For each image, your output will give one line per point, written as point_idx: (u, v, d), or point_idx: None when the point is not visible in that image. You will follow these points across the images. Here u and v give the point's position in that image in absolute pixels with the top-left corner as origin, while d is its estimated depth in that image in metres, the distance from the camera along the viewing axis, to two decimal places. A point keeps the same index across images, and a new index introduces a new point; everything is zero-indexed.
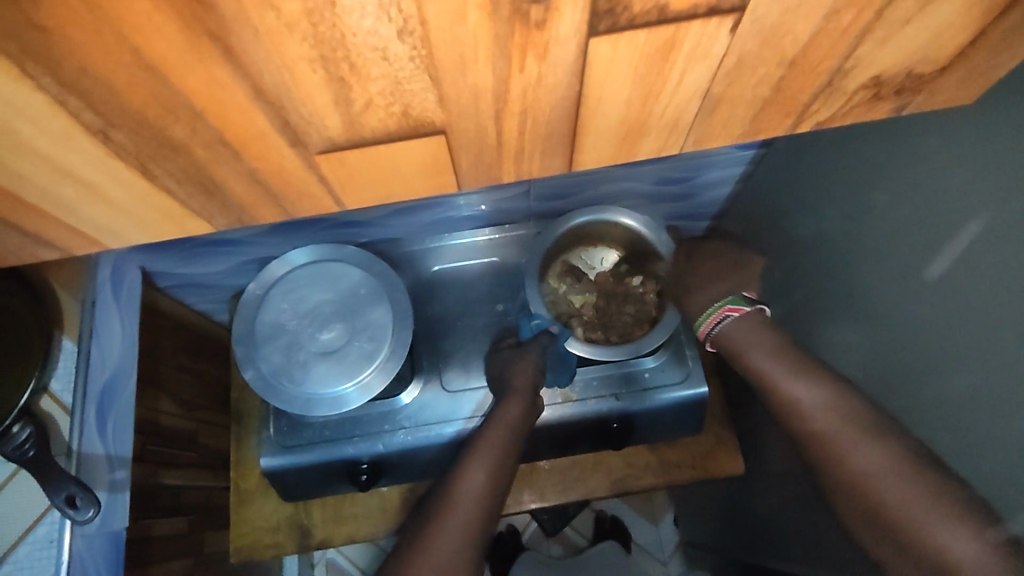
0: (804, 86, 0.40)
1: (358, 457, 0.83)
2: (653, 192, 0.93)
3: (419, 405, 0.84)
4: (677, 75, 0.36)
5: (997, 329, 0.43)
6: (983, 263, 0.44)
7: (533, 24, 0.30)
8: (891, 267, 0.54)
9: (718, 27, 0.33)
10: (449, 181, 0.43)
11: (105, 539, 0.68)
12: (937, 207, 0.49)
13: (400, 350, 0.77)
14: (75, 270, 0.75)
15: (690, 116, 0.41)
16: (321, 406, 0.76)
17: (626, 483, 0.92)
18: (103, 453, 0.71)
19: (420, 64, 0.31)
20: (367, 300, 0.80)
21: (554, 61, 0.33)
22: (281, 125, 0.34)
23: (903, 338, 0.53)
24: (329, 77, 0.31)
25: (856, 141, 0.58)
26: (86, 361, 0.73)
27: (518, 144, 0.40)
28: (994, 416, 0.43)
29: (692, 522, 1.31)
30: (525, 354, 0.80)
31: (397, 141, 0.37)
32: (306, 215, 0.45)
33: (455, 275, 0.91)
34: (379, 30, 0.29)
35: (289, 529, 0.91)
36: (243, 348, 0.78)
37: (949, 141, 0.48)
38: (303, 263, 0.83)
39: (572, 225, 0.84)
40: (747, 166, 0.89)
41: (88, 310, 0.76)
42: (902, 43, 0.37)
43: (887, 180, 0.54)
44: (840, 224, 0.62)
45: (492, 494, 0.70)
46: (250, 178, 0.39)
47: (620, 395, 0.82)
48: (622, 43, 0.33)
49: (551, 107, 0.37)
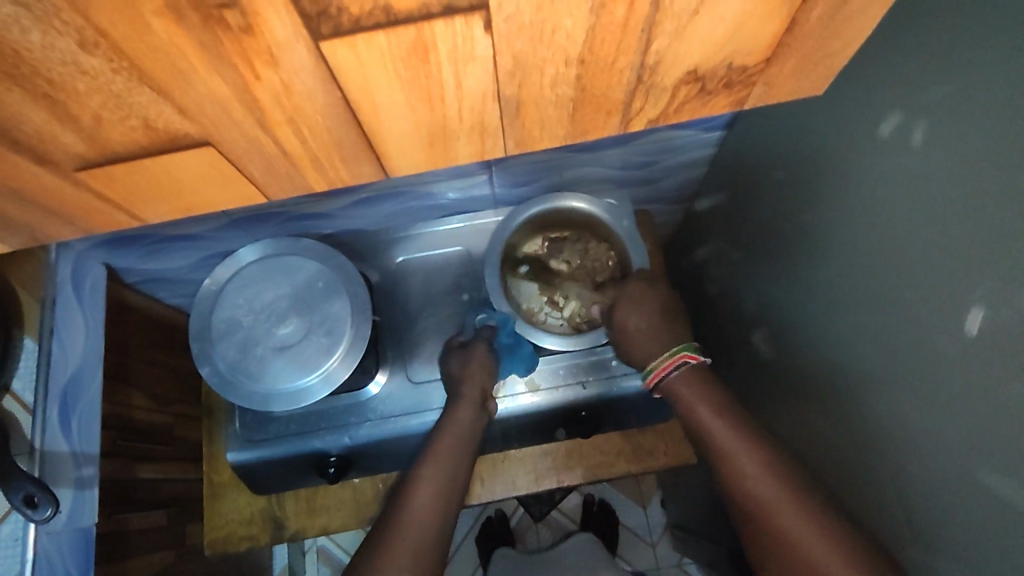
0: (613, 83, 0.37)
1: (326, 449, 0.81)
2: (619, 175, 0.89)
3: (385, 396, 0.82)
4: (453, 78, 0.33)
5: (972, 333, 0.40)
6: (964, 273, 0.40)
7: (237, 30, 0.27)
8: (867, 259, 0.50)
9: (468, 26, 0.30)
10: (253, 192, 0.41)
11: (74, 535, 0.66)
12: (916, 203, 0.44)
13: (360, 343, 0.75)
14: (35, 268, 0.70)
15: (495, 118, 0.38)
16: (280, 402, 0.74)
17: (600, 472, 0.89)
18: (68, 451, 0.69)
19: (129, 76, 0.29)
20: (324, 293, 0.77)
21: (290, 68, 0.30)
22: (11, 145, 0.32)
23: (879, 332, 0.49)
24: (30, 95, 0.29)
25: (824, 111, 0.54)
26: (47, 360, 0.70)
27: (308, 153, 0.37)
28: (976, 437, 0.41)
29: (677, 505, 1.29)
30: (473, 353, 0.77)
31: (163, 155, 0.35)
32: (116, 230, 0.43)
33: (422, 264, 0.88)
34: (54, 43, 0.26)
35: (263, 521, 0.88)
36: (198, 345, 0.75)
37: (922, 125, 0.43)
38: (254, 259, 0.80)
39: (532, 214, 0.80)
40: (713, 148, 0.85)
41: (49, 309, 0.71)
42: (703, 35, 0.34)
43: (854, 158, 0.51)
44: (815, 213, 0.58)
45: (446, 500, 0.66)
46: (16, 199, 0.36)
47: (587, 383, 0.81)
48: (362, 46, 0.30)
49: (322, 116, 0.34)
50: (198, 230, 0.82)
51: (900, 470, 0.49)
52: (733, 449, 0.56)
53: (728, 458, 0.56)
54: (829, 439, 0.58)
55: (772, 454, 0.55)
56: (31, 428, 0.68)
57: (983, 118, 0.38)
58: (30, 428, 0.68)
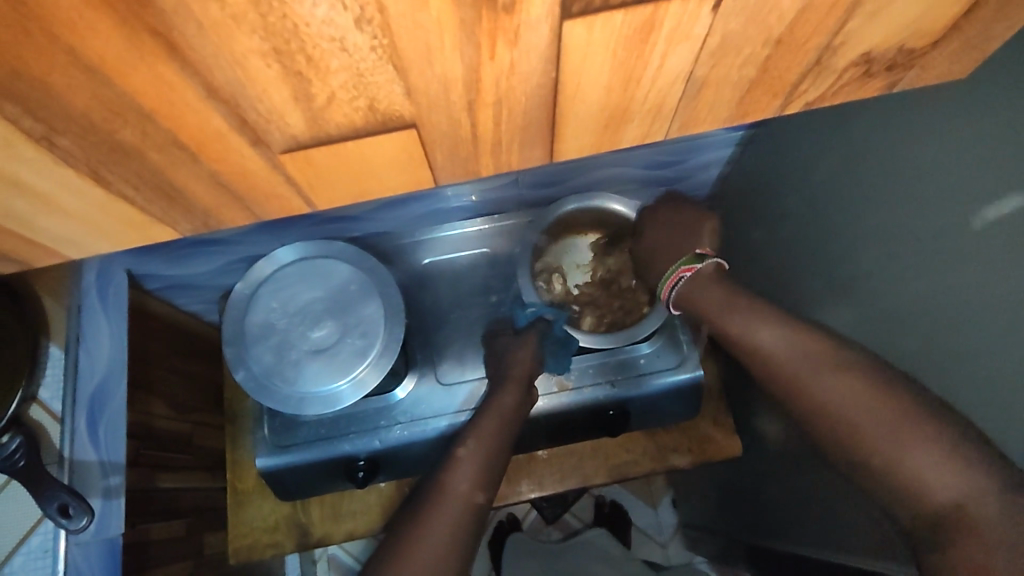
0: (792, 66, 0.38)
1: (355, 454, 0.78)
2: (641, 177, 0.88)
3: (415, 399, 0.79)
4: (658, 58, 0.34)
5: (1002, 304, 0.41)
6: (985, 289, 0.43)
7: (501, 7, 0.28)
8: (882, 261, 0.53)
9: (699, 5, 0.31)
10: (425, 177, 0.41)
11: (103, 545, 0.64)
12: (933, 209, 0.47)
13: (394, 345, 0.73)
14: (61, 275, 0.69)
15: (675, 100, 0.39)
16: (315, 405, 0.72)
17: (625, 470, 0.89)
18: (96, 460, 0.66)
19: (382, 54, 0.29)
20: (358, 295, 0.76)
21: (526, 47, 0.31)
22: (238, 124, 0.32)
23: (896, 331, 0.52)
24: (285, 71, 0.29)
25: (845, 118, 0.57)
26: (74, 368, 0.68)
27: (494, 136, 0.38)
28: (1004, 405, 0.42)
29: (690, 505, 1.30)
30: (526, 341, 0.77)
31: (366, 137, 0.35)
32: (276, 217, 0.43)
33: (447, 267, 0.86)
34: (334, 18, 0.27)
35: (288, 528, 0.86)
36: (232, 349, 0.74)
37: (960, 115, 0.45)
38: (291, 261, 0.79)
39: (563, 212, 0.80)
40: (737, 147, 0.85)
41: (74, 315, 0.70)
42: (893, 17, 0.36)
43: (876, 158, 0.53)
44: (837, 219, 0.59)
45: (488, 484, 0.65)
46: (211, 181, 0.37)
47: (616, 381, 0.79)
48: (598, 26, 0.31)
49: (527, 97, 0.35)
50: (224, 234, 0.80)
51: None
52: (770, 343, 0.53)
53: (775, 359, 0.52)
54: None
55: (809, 335, 0.52)
56: (60, 437, 0.66)
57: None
58: (59, 437, 0.66)
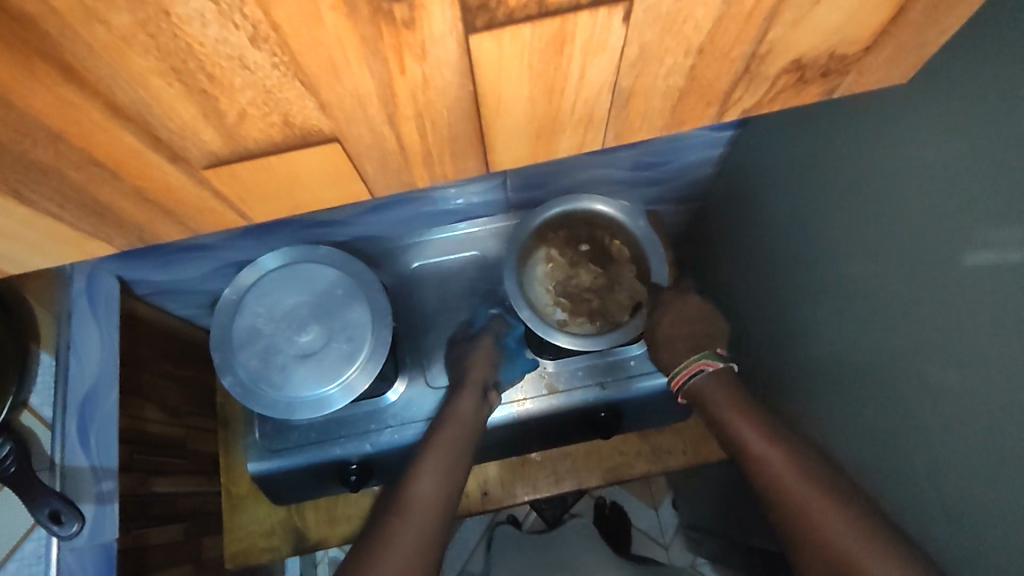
0: (720, 74, 0.38)
1: (347, 457, 0.78)
2: (627, 177, 0.86)
3: (405, 403, 0.79)
4: (577, 70, 0.34)
5: (981, 305, 0.42)
6: (964, 290, 0.43)
7: (400, 23, 0.28)
8: (867, 259, 0.53)
9: (609, 17, 0.31)
10: (362, 187, 0.41)
11: (97, 551, 0.62)
12: (914, 211, 0.47)
13: (382, 348, 0.74)
14: (51, 281, 0.65)
15: (604, 109, 0.39)
16: (304, 410, 0.72)
17: (621, 473, 0.88)
18: (88, 466, 0.63)
19: (286, 71, 0.29)
20: (344, 300, 0.76)
21: (436, 61, 0.31)
22: (152, 142, 0.32)
23: (880, 330, 0.52)
24: (188, 90, 0.29)
25: (826, 120, 0.56)
26: (64, 375, 0.63)
27: (423, 147, 0.38)
28: (983, 405, 0.43)
29: (688, 506, 1.29)
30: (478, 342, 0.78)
31: (288, 151, 0.35)
32: (215, 230, 0.43)
33: (436, 270, 0.85)
34: (228, 38, 0.27)
35: (284, 533, 0.86)
36: (220, 354, 0.74)
37: (931, 116, 0.45)
38: (276, 267, 0.78)
39: (548, 216, 0.77)
40: (723, 148, 0.83)
41: (65, 321, 0.66)
42: (817, 24, 0.35)
43: (858, 156, 0.53)
44: (823, 217, 0.59)
45: (450, 492, 0.65)
46: (137, 197, 0.37)
47: (606, 384, 0.78)
48: (507, 40, 0.31)
49: (447, 108, 0.35)
50: (213, 239, 0.79)
51: (924, 464, 0.49)
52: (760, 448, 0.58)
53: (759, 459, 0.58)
54: (843, 432, 0.60)
55: (800, 456, 0.56)
56: (51, 443, 0.61)
57: (995, 99, 0.40)
58: (49, 443, 0.61)
